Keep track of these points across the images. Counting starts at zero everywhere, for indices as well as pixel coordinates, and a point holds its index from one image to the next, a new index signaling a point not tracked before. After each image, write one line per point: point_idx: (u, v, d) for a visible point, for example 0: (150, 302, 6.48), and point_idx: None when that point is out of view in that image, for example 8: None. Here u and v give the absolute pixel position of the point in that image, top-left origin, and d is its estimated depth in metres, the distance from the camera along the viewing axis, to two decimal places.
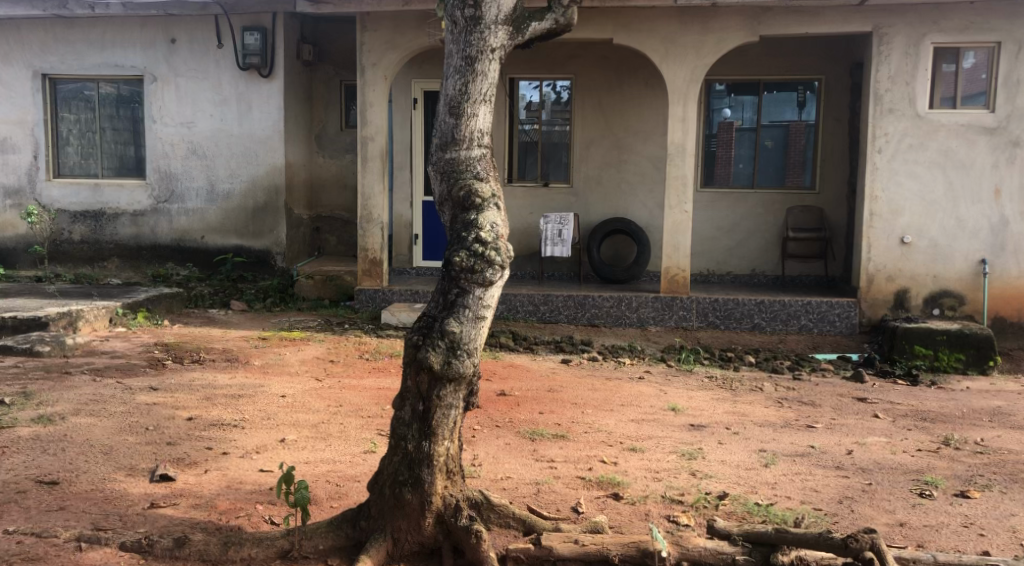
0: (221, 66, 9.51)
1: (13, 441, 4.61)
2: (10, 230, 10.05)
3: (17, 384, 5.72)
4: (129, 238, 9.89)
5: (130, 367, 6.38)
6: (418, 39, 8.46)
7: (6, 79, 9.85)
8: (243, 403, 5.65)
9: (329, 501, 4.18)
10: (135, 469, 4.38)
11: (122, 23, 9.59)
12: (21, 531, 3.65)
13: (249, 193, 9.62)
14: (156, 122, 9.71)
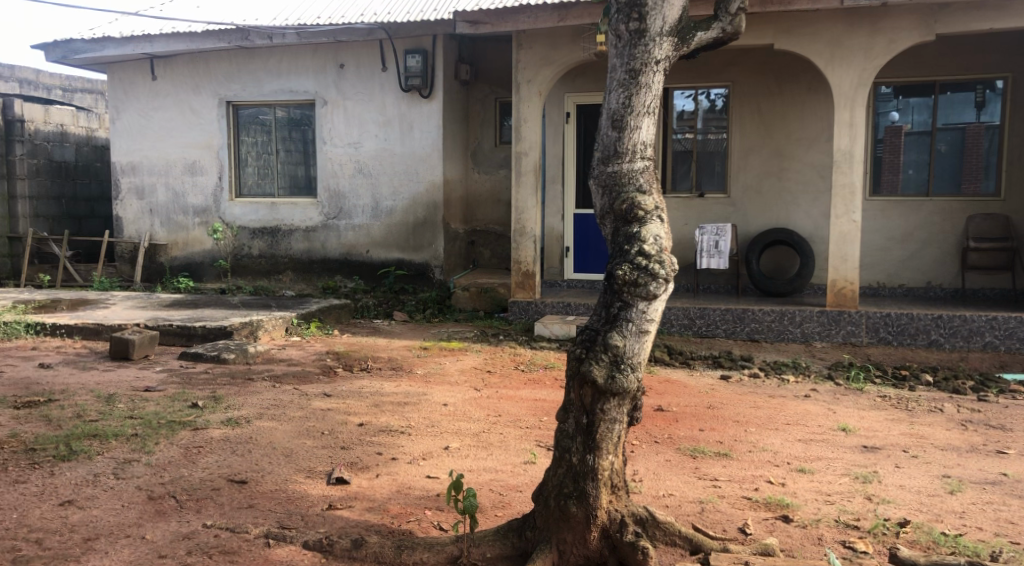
0: (386, 88, 9.92)
1: (206, 442, 4.98)
2: (198, 246, 10.86)
3: (208, 388, 6.16)
4: (302, 252, 10.46)
5: (306, 374, 6.74)
6: (574, 53, 8.53)
7: (196, 107, 10.66)
8: (409, 411, 5.86)
9: (493, 510, 4.26)
10: (313, 472, 4.63)
11: (296, 51, 10.19)
12: (217, 525, 3.92)
13: (410, 208, 9.98)
14: (326, 143, 10.24)
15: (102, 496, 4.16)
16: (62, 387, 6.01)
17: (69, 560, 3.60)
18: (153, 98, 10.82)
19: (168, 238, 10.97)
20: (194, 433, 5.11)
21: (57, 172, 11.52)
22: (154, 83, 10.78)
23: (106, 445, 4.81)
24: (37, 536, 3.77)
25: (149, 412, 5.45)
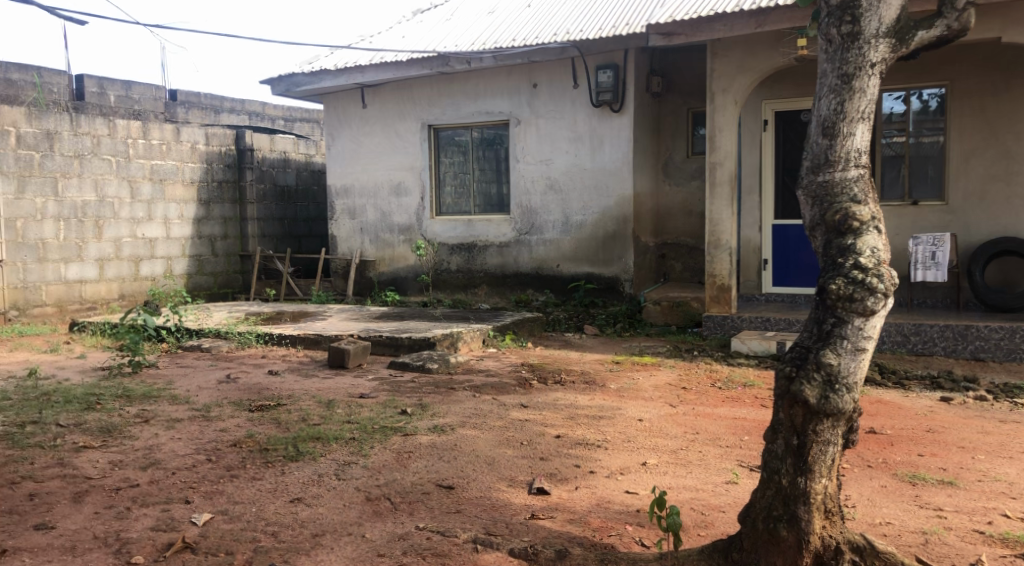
0: (577, 104, 10.02)
1: (415, 447, 5.22)
2: (402, 261, 11.44)
3: (415, 397, 6.46)
4: (496, 267, 10.75)
5: (503, 385, 6.91)
6: (772, 59, 8.27)
7: (401, 131, 11.24)
8: (605, 425, 5.87)
9: (696, 529, 4.18)
10: (515, 481, 4.74)
11: (492, 73, 10.52)
12: (429, 528, 4.10)
13: (600, 222, 9.97)
14: (520, 160, 10.49)
15: (326, 495, 4.46)
16: (288, 392, 6.51)
17: (301, 553, 3.88)
18: (363, 125, 11.52)
19: (376, 255, 11.63)
20: (404, 438, 5.38)
21: (281, 196, 12.51)
22: (364, 111, 11.49)
23: (328, 447, 5.16)
24: (272, 529, 4.09)
25: (364, 417, 5.79)
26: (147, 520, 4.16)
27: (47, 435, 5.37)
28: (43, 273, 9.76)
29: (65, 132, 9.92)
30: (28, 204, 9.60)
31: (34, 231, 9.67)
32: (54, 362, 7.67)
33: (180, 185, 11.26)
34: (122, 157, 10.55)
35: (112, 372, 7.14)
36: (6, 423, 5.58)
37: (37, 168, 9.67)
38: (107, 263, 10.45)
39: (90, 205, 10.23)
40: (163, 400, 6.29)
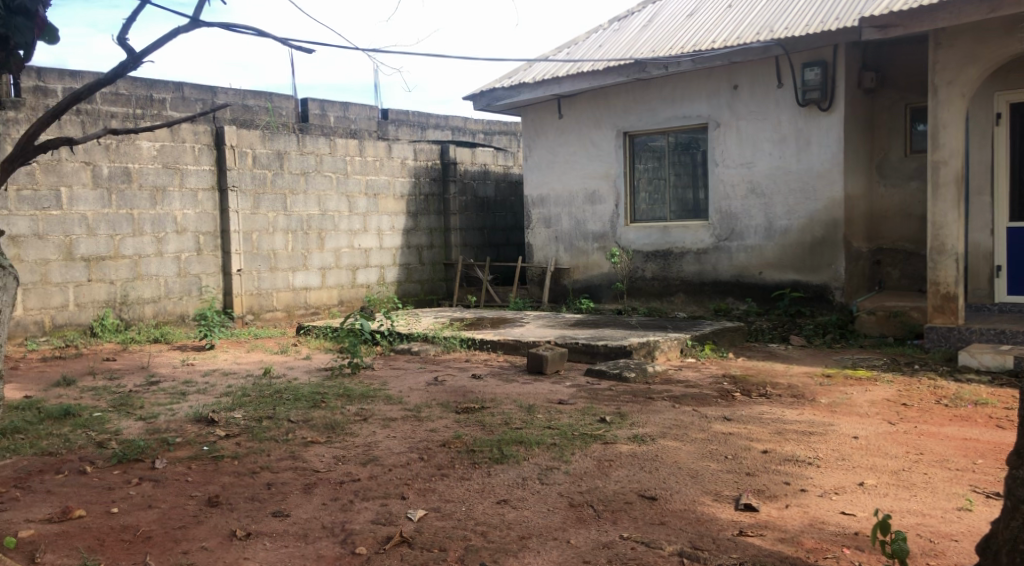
0: (781, 105, 9.65)
1: (617, 456, 5.21)
2: (597, 269, 11.46)
3: (614, 405, 6.44)
4: (694, 275, 10.54)
5: (705, 396, 6.75)
6: (1005, 47, 7.59)
7: (597, 139, 11.28)
8: (817, 441, 5.59)
9: (923, 558, 3.89)
10: (721, 495, 4.61)
11: (690, 77, 10.35)
12: (633, 538, 4.08)
13: (806, 227, 9.53)
14: (719, 164, 10.23)
15: (531, 499, 4.54)
16: (492, 396, 6.70)
17: (509, 554, 3.97)
18: (560, 135, 11.66)
19: (571, 263, 11.72)
20: (605, 446, 5.37)
21: (481, 207, 12.91)
22: (560, 121, 11.63)
23: (530, 452, 5.25)
24: (482, 529, 4.21)
25: (565, 424, 5.84)
26: (368, 513, 4.42)
27: (280, 429, 5.83)
28: (274, 281, 10.61)
29: (293, 151, 10.73)
30: (262, 218, 10.47)
31: (267, 242, 10.54)
32: (284, 363, 8.32)
33: (391, 199, 11.89)
34: (341, 173, 11.29)
35: (334, 372, 7.65)
36: (244, 417, 6.11)
37: (270, 185, 10.53)
38: (328, 271, 11.22)
39: (313, 218, 11.01)
40: (379, 400, 6.65)
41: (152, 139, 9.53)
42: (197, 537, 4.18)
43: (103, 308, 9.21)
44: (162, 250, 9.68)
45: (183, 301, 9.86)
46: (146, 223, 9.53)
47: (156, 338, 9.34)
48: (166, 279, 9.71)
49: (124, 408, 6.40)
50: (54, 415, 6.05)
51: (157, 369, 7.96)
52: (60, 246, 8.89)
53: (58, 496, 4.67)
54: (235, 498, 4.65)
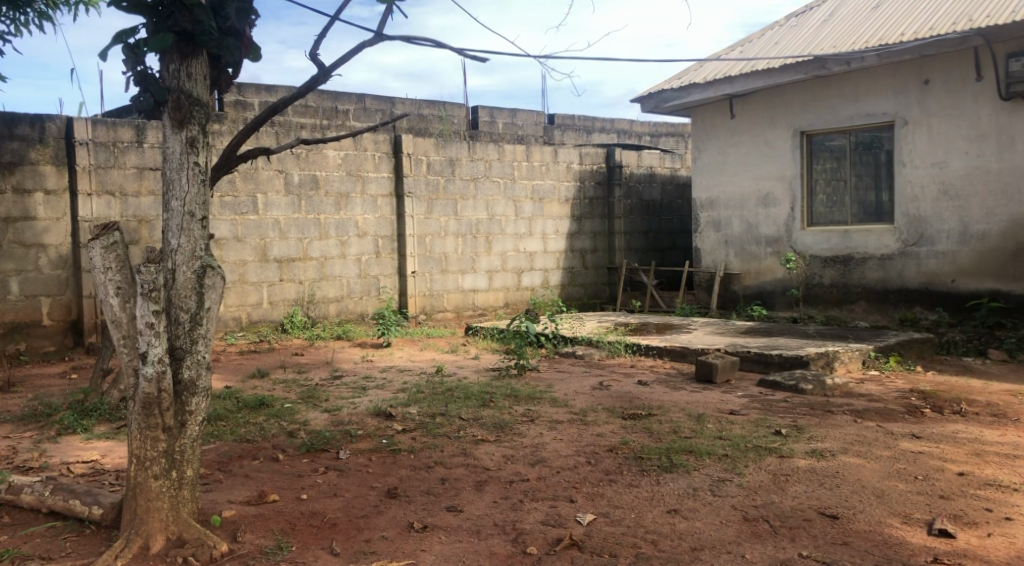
0: (980, 100, 9.00)
1: (794, 470, 5.02)
2: (770, 275, 11.08)
3: (790, 417, 6.21)
4: (877, 282, 10.00)
5: (890, 412, 6.38)
6: None
7: (771, 140, 10.91)
8: (1021, 466, 5.17)
9: None
10: (911, 518, 4.35)
11: (876, 73, 9.83)
12: (814, 558, 3.92)
13: (1008, 232, 8.84)
14: (907, 165, 9.65)
15: (703, 510, 4.45)
16: (660, 403, 6.61)
17: None
18: (731, 135, 11.36)
19: (742, 267, 11.40)
20: (781, 460, 5.19)
21: (648, 211, 12.77)
22: (732, 121, 11.33)
23: (701, 462, 5.15)
24: (652, 537, 4.18)
25: (737, 435, 5.69)
26: (538, 514, 4.48)
27: (452, 426, 6.00)
28: (445, 283, 10.96)
29: (465, 158, 11.03)
30: (435, 222, 10.83)
31: (439, 246, 10.89)
32: (455, 362, 8.57)
33: (557, 203, 11.99)
34: (509, 178, 11.49)
35: (502, 373, 7.80)
36: (419, 413, 6.34)
37: (442, 191, 10.87)
38: (496, 274, 11.46)
39: (482, 222, 11.28)
40: (546, 402, 6.72)
41: (337, 148, 10.06)
42: (377, 526, 4.38)
43: (292, 306, 9.83)
44: (344, 252, 10.20)
45: (362, 300, 10.36)
46: (331, 227, 10.08)
47: (339, 335, 9.86)
48: (348, 279, 10.24)
49: (311, 400, 6.79)
50: (250, 405, 6.50)
51: (339, 364, 8.40)
52: (256, 248, 9.54)
53: (255, 480, 5.03)
54: (412, 491, 4.83)
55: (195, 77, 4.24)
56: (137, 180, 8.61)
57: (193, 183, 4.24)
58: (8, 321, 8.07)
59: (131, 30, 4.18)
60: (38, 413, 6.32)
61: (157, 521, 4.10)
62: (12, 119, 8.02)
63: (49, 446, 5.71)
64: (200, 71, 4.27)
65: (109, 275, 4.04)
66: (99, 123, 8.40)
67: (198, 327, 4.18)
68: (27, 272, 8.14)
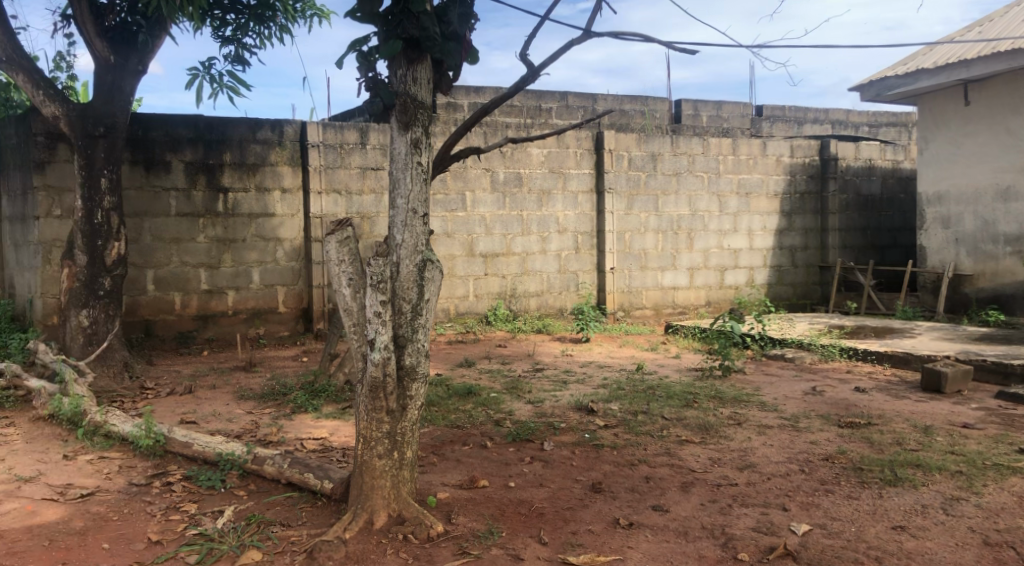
0: None
1: None
2: (1009, 276, 10.14)
3: None
4: None
5: None
6: None
7: (1014, 128, 9.96)
8: None
9: None
10: None
11: None
12: None
13: None
14: None
15: (934, 529, 4.15)
16: (880, 412, 6.22)
17: None
18: (964, 124, 10.49)
19: (975, 268, 10.51)
20: None
21: (865, 206, 12.02)
22: (967, 109, 10.45)
23: (931, 477, 4.81)
24: (876, 554, 3.95)
25: (972, 451, 5.26)
26: (749, 520, 4.35)
27: (655, 425, 5.95)
28: (645, 279, 10.88)
29: (667, 153, 10.87)
30: (635, 218, 10.78)
31: (639, 242, 10.82)
32: (656, 360, 8.48)
33: (765, 198, 11.57)
34: (713, 173, 11.21)
35: (705, 374, 7.62)
36: (622, 410, 6.34)
37: (644, 186, 10.79)
38: (697, 271, 11.23)
39: (684, 218, 11.08)
40: (753, 405, 6.52)
41: (541, 146, 10.23)
42: (584, 519, 4.43)
43: (496, 299, 10.11)
44: (546, 247, 10.37)
45: (563, 295, 10.50)
46: (533, 223, 10.27)
47: (540, 329, 10.04)
48: (549, 274, 10.40)
49: (515, 391, 6.95)
50: (460, 393, 6.75)
51: (541, 357, 8.55)
52: (463, 243, 9.89)
53: (466, 465, 5.22)
54: (617, 487, 4.84)
55: (420, 80, 4.47)
56: (360, 179, 9.19)
57: (417, 182, 4.46)
58: (250, 307, 8.85)
59: (364, 38, 4.45)
60: (276, 392, 6.89)
61: (381, 498, 4.37)
62: (255, 124, 8.76)
63: (285, 422, 6.21)
64: (424, 75, 4.48)
65: (342, 267, 4.33)
66: (328, 126, 9.01)
67: (418, 317, 4.40)
68: (267, 263, 8.88)
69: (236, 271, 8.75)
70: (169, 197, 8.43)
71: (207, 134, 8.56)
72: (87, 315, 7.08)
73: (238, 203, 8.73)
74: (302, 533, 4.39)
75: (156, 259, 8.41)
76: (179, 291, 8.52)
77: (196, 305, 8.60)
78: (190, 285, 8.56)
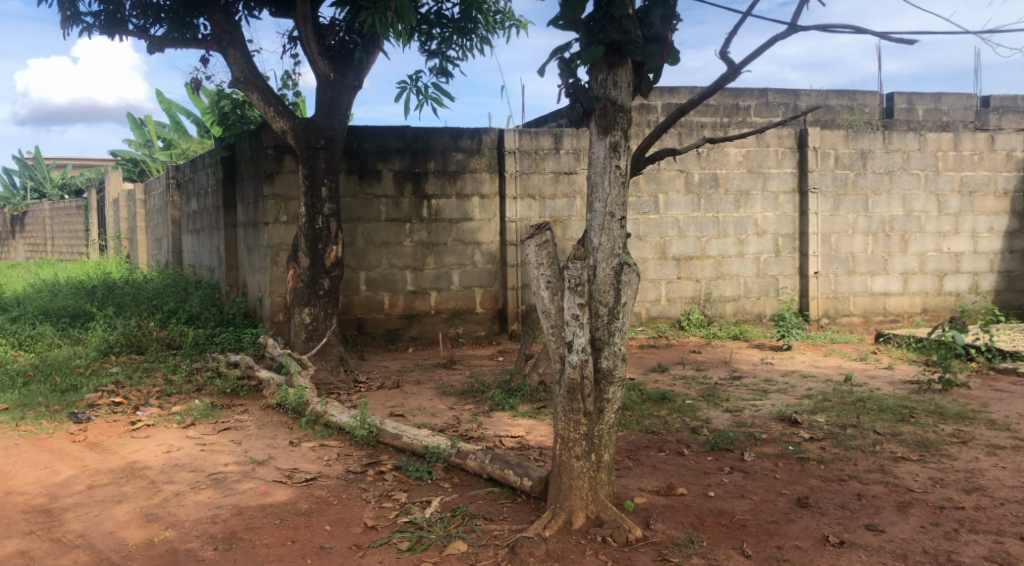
0: None
1: None
2: None
3: None
4: None
5: None
6: None
7: None
8: None
9: None
10: None
11: None
12: None
13: None
14: None
15: None
16: None
17: None
18: None
19: None
20: None
21: None
22: None
23: None
24: None
25: None
26: (978, 548, 4.08)
27: (866, 440, 5.63)
28: (852, 284, 10.31)
29: (879, 150, 10.25)
30: (842, 220, 10.23)
31: (846, 245, 10.27)
32: (866, 371, 8.00)
33: (991, 197, 10.64)
34: (931, 171, 10.44)
35: (922, 387, 7.11)
36: (829, 422, 6.04)
37: (852, 186, 10.23)
38: (912, 277, 10.50)
39: (898, 219, 10.40)
40: (980, 423, 6.02)
41: (739, 146, 9.94)
42: (789, 534, 4.28)
43: (690, 304, 9.95)
44: (744, 251, 10.07)
45: (762, 300, 10.16)
46: (730, 226, 10.00)
47: (736, 335, 9.76)
48: (747, 278, 10.10)
49: (712, 399, 6.80)
50: (654, 398, 6.68)
51: (738, 365, 8.31)
52: (656, 246, 9.80)
53: (662, 471, 5.17)
54: (825, 503, 4.63)
55: (621, 84, 4.47)
56: (554, 183, 9.37)
57: (615, 185, 4.46)
58: (451, 308, 9.20)
59: (566, 45, 4.52)
60: (474, 390, 7.12)
61: (579, 499, 4.42)
62: (457, 133, 9.08)
63: (484, 419, 6.40)
64: (625, 78, 4.48)
65: (541, 270, 4.42)
66: (524, 133, 9.22)
67: (615, 321, 4.40)
68: (466, 266, 9.20)
69: (438, 273, 9.12)
70: (379, 204, 8.91)
71: (414, 143, 8.97)
72: (309, 312, 7.63)
73: (442, 208, 9.09)
74: (504, 528, 4.52)
75: (367, 262, 8.91)
76: (388, 291, 8.99)
77: (402, 305, 9.05)
78: (397, 286, 9.02)
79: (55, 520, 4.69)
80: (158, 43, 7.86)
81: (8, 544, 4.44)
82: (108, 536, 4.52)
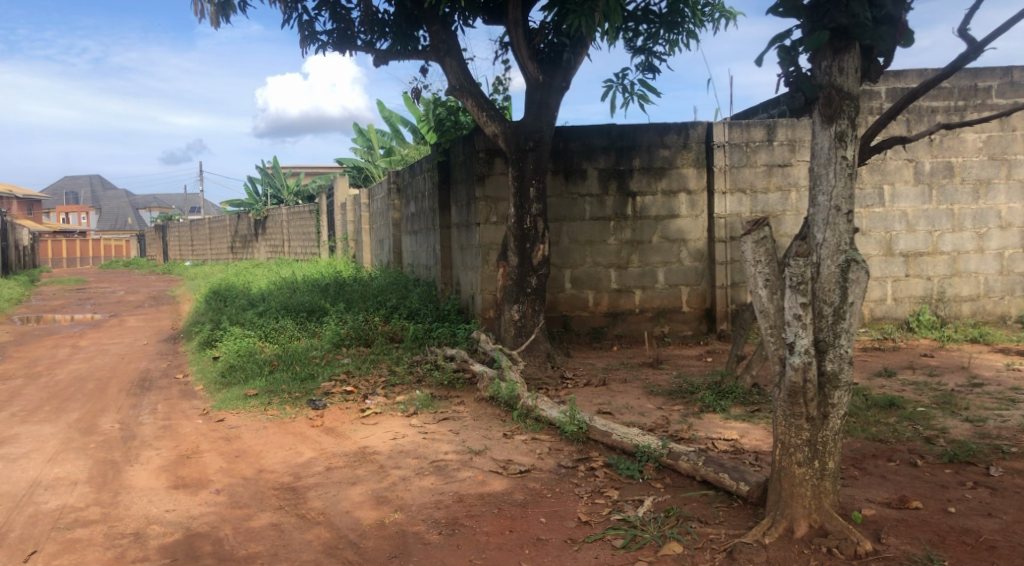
0: None
1: None
2: None
3: None
4: None
5: None
6: None
7: None
8: None
9: None
10: None
11: None
12: None
13: None
14: None
15: None
16: None
17: None
18: None
19: None
20: None
21: None
22: None
23: None
24: None
25: None
26: None
27: None
28: None
29: None
30: None
31: None
32: None
33: None
34: None
35: None
36: None
37: None
38: None
39: None
40: None
41: (978, 131, 9.12)
42: None
43: (920, 304, 9.27)
44: (984, 246, 9.25)
45: (1005, 300, 9.30)
46: (967, 219, 9.22)
47: (976, 337, 8.83)
48: (987, 276, 9.27)
49: (949, 407, 6.28)
50: (881, 404, 6.26)
51: (979, 370, 7.62)
52: (881, 241, 9.18)
53: (892, 483, 4.85)
54: None
55: (847, 70, 4.21)
56: (766, 177, 9.06)
57: (841, 177, 4.22)
58: (656, 306, 9.10)
59: (787, 32, 4.33)
60: (683, 390, 7.00)
61: (801, 507, 4.22)
62: (665, 128, 8.95)
63: (695, 420, 6.28)
64: (853, 64, 4.22)
65: (758, 268, 4.24)
66: (735, 126, 8.95)
67: (841, 321, 4.17)
68: (672, 264, 9.07)
69: (643, 270, 9.05)
70: (585, 203, 8.94)
71: (620, 141, 8.91)
72: (518, 309, 7.82)
73: (648, 205, 9.00)
74: (721, 532, 4.42)
75: (573, 260, 8.98)
76: (593, 290, 9.02)
77: (607, 303, 9.05)
78: (602, 284, 9.03)
79: (299, 497, 5.09)
80: (383, 56, 8.33)
81: (261, 516, 4.86)
82: (346, 515, 4.84)
